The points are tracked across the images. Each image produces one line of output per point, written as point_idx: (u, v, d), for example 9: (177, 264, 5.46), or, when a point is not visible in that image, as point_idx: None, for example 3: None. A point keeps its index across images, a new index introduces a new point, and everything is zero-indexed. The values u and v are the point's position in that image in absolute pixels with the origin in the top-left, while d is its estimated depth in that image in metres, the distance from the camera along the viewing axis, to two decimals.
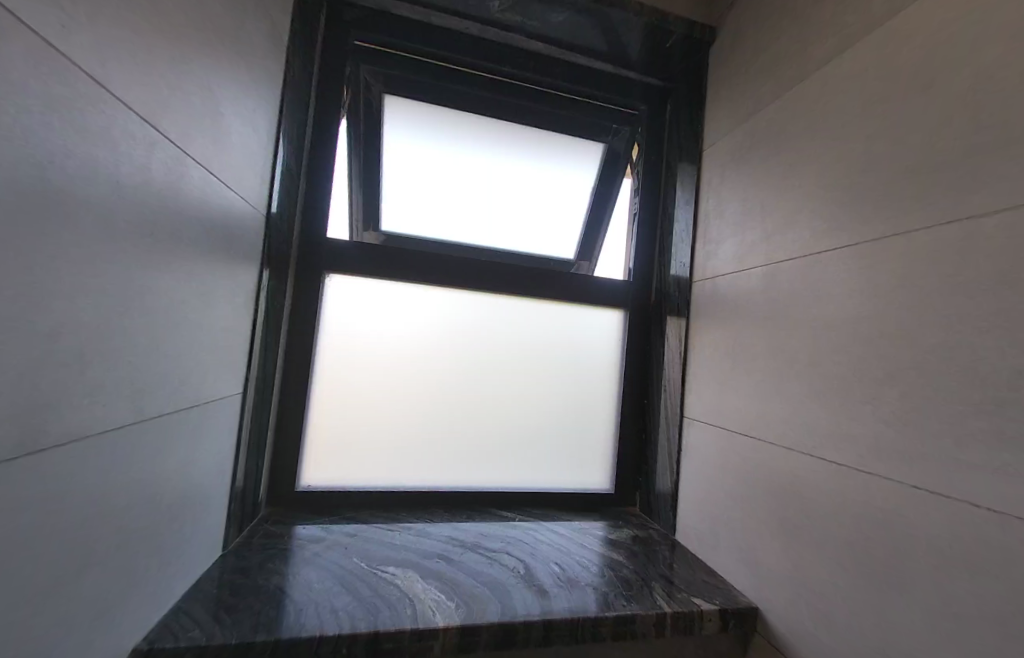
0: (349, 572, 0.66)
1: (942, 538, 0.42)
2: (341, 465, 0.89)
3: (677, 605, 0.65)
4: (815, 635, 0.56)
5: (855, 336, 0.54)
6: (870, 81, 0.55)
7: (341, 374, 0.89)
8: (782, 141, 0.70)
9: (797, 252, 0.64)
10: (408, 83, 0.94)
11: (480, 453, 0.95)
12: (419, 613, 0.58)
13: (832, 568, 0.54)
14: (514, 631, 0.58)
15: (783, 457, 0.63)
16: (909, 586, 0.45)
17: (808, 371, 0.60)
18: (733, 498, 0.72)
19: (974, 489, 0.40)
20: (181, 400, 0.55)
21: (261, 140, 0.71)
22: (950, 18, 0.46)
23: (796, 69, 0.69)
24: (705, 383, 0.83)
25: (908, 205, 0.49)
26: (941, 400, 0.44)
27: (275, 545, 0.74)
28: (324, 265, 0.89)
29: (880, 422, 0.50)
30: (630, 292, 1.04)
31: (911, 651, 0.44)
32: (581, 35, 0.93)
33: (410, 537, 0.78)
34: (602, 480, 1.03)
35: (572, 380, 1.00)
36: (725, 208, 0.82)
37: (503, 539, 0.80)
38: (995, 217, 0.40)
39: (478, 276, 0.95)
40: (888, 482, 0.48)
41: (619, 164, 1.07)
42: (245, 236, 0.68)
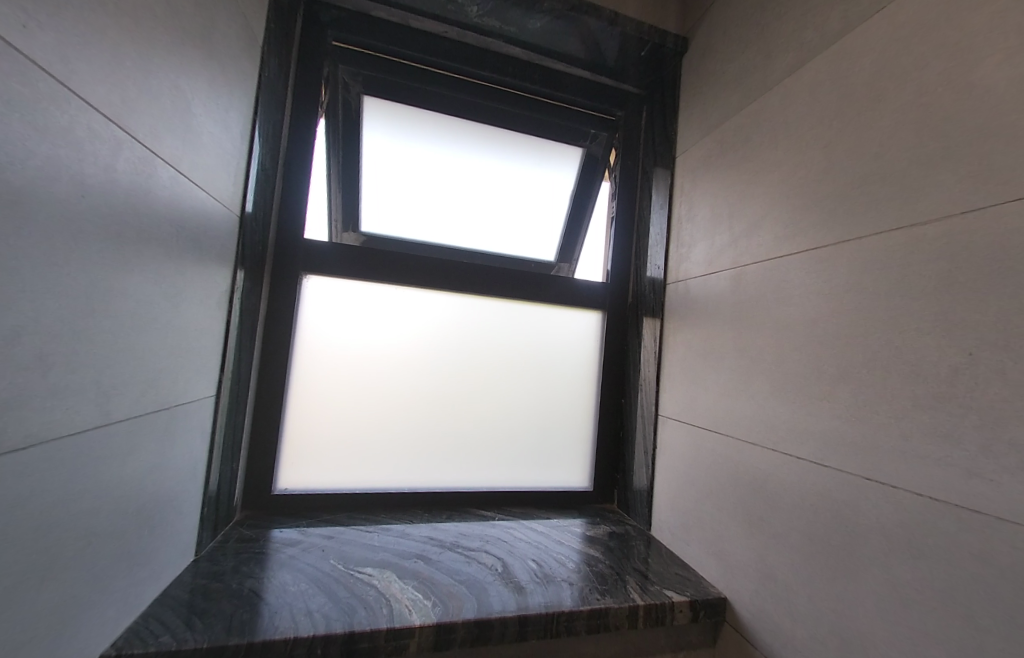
0: (326, 574, 0.66)
1: (890, 525, 0.45)
2: (319, 468, 0.89)
3: (649, 597, 0.67)
4: (777, 621, 0.58)
5: (813, 335, 0.57)
6: (826, 94, 0.58)
7: (319, 375, 0.88)
8: (748, 149, 0.73)
9: (762, 255, 0.67)
10: (387, 85, 0.94)
11: (460, 453, 0.96)
12: (395, 612, 0.58)
13: (793, 557, 0.57)
14: (490, 627, 0.59)
15: (749, 452, 0.66)
16: (861, 571, 0.48)
17: (771, 370, 0.63)
18: (704, 492, 0.75)
19: (916, 478, 0.43)
20: (150, 403, 0.54)
21: (234, 140, 0.70)
22: (895, 39, 0.50)
23: (760, 80, 0.72)
24: (678, 382, 0.85)
25: (859, 213, 0.52)
26: (888, 396, 0.47)
27: (250, 549, 0.73)
28: (301, 266, 0.88)
29: (835, 418, 0.53)
30: (608, 293, 1.06)
31: (862, 632, 0.47)
32: (558, 41, 0.95)
33: (389, 538, 0.78)
34: (581, 478, 1.05)
35: (551, 380, 1.02)
36: (696, 212, 0.85)
37: (481, 538, 0.81)
38: (934, 226, 0.44)
39: (458, 277, 0.96)
40: (842, 473, 0.51)
41: (597, 169, 1.09)
42: (217, 236, 0.67)
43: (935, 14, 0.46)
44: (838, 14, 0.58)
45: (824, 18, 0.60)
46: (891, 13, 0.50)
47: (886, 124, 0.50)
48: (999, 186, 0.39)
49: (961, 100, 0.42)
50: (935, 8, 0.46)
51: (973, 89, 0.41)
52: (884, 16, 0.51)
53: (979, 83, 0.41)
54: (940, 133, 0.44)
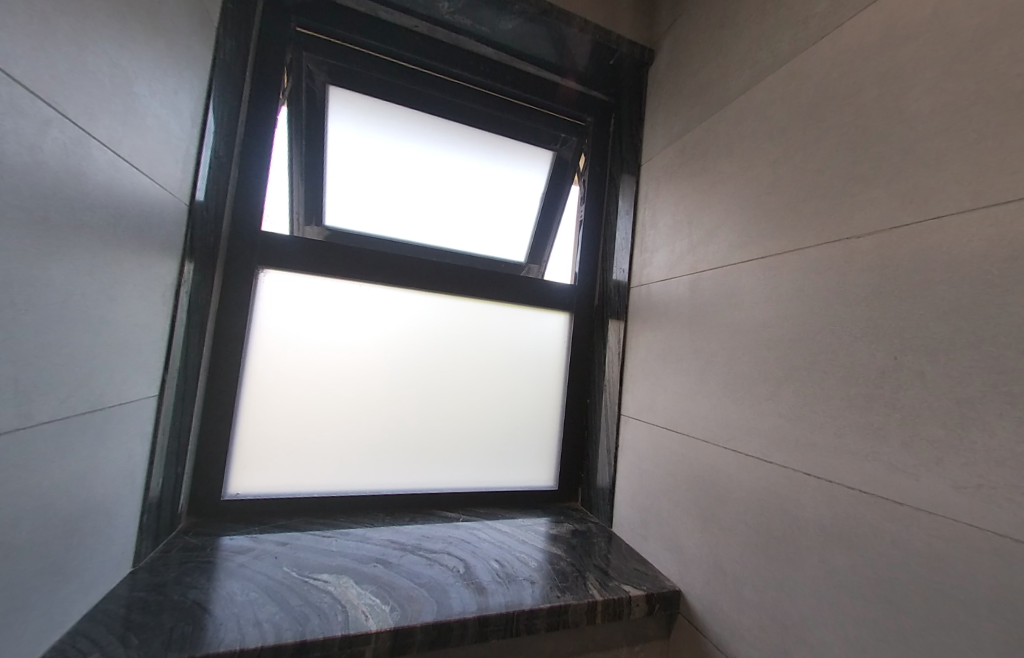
0: (278, 582, 0.63)
1: (825, 517, 0.49)
2: (274, 472, 0.85)
3: (608, 592, 0.68)
4: (725, 611, 0.61)
5: (762, 339, 0.60)
6: (776, 112, 0.62)
7: (276, 375, 0.85)
8: (706, 160, 0.76)
9: (717, 262, 0.70)
10: (354, 76, 0.92)
11: (425, 454, 0.95)
12: (351, 619, 0.56)
13: (741, 549, 0.59)
14: (449, 629, 0.58)
15: (703, 450, 0.69)
16: (801, 561, 0.51)
17: (723, 372, 0.66)
18: (662, 489, 0.77)
19: (849, 473, 0.47)
20: (80, 403, 0.49)
21: (183, 124, 0.66)
22: (838, 65, 0.53)
23: (718, 95, 0.75)
24: (640, 383, 0.88)
25: (802, 225, 0.56)
26: (825, 396, 0.50)
27: (196, 558, 0.69)
28: (257, 260, 0.84)
29: (779, 416, 0.56)
30: (575, 295, 1.08)
31: (801, 618, 0.50)
32: (530, 44, 0.95)
33: (348, 542, 0.76)
34: (546, 477, 1.06)
35: (518, 380, 1.02)
36: (659, 219, 0.88)
37: (444, 540, 0.80)
38: (867, 239, 0.47)
39: (425, 275, 0.94)
40: (785, 469, 0.54)
41: (566, 173, 1.11)
42: (163, 226, 0.63)
43: (872, 44, 0.49)
44: (788, 37, 0.62)
45: (776, 41, 0.64)
46: (834, 41, 0.54)
47: (828, 143, 0.53)
48: (922, 204, 0.42)
49: (892, 124, 0.46)
50: (871, 39, 0.50)
51: (901, 115, 0.45)
52: (829, 41, 0.55)
53: (907, 110, 0.45)
54: (874, 153, 0.48)
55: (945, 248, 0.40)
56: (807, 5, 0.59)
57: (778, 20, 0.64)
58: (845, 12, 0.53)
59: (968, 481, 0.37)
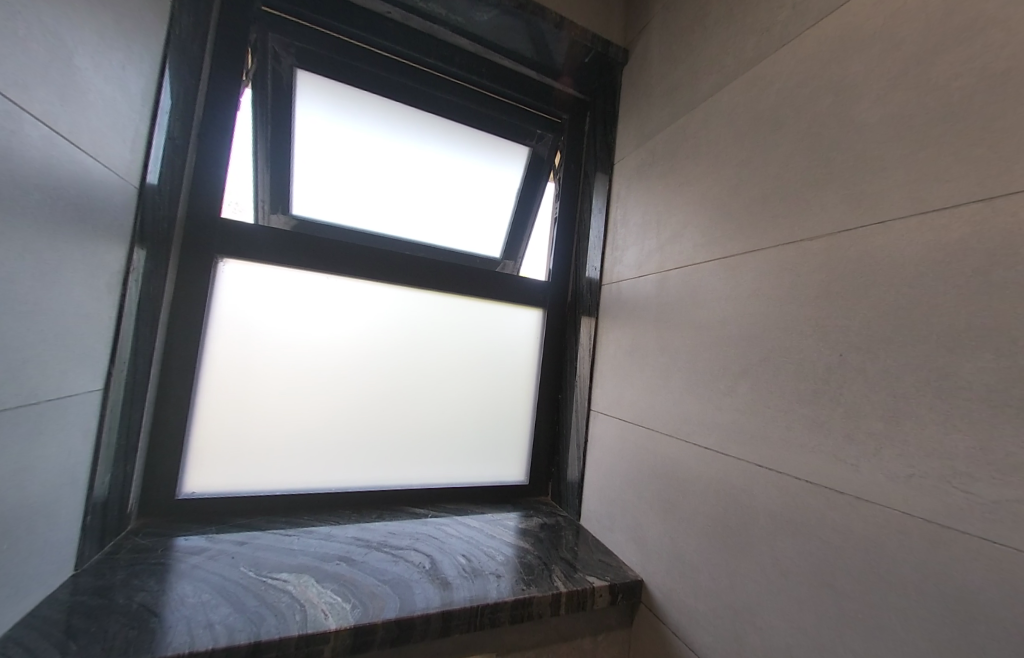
0: (234, 583, 0.61)
1: (775, 506, 0.51)
2: (233, 470, 0.82)
3: (572, 584, 0.69)
4: (683, 598, 0.63)
5: (721, 336, 0.62)
6: (739, 117, 0.64)
7: (235, 369, 0.81)
8: (674, 161, 0.78)
9: (683, 261, 0.72)
10: (323, 61, 0.89)
11: (394, 450, 0.93)
12: (309, 618, 0.55)
13: (699, 539, 0.62)
14: (412, 626, 0.57)
15: (666, 444, 0.70)
16: (753, 549, 0.53)
17: (686, 368, 0.68)
18: (627, 483, 0.79)
19: (797, 464, 0.49)
20: (11, 397, 0.46)
21: (132, 101, 0.62)
22: (798, 72, 0.55)
23: (687, 98, 0.77)
24: (609, 378, 0.89)
25: (761, 227, 0.58)
26: (777, 391, 0.52)
27: (146, 560, 0.65)
28: (216, 248, 0.80)
29: (736, 411, 0.58)
30: (548, 292, 1.08)
31: (751, 602, 0.52)
32: (506, 37, 0.95)
33: (311, 541, 0.74)
34: (517, 473, 1.06)
35: (491, 376, 1.02)
36: (629, 218, 0.90)
37: (411, 536, 0.79)
38: (818, 242, 0.49)
39: (397, 269, 0.93)
40: (740, 461, 0.56)
41: (542, 169, 1.11)
42: (108, 209, 0.59)
43: (828, 53, 0.51)
44: (753, 44, 0.63)
45: (741, 47, 0.66)
46: (795, 49, 0.56)
47: (786, 148, 0.55)
48: (868, 209, 0.45)
49: (843, 132, 0.48)
50: (827, 49, 0.52)
51: (852, 124, 0.47)
52: (789, 50, 0.57)
53: (858, 118, 0.47)
54: (826, 159, 0.50)
55: (886, 251, 0.43)
56: (770, 13, 0.61)
57: (744, 27, 0.66)
58: (805, 21, 0.55)
59: (901, 471, 0.39)
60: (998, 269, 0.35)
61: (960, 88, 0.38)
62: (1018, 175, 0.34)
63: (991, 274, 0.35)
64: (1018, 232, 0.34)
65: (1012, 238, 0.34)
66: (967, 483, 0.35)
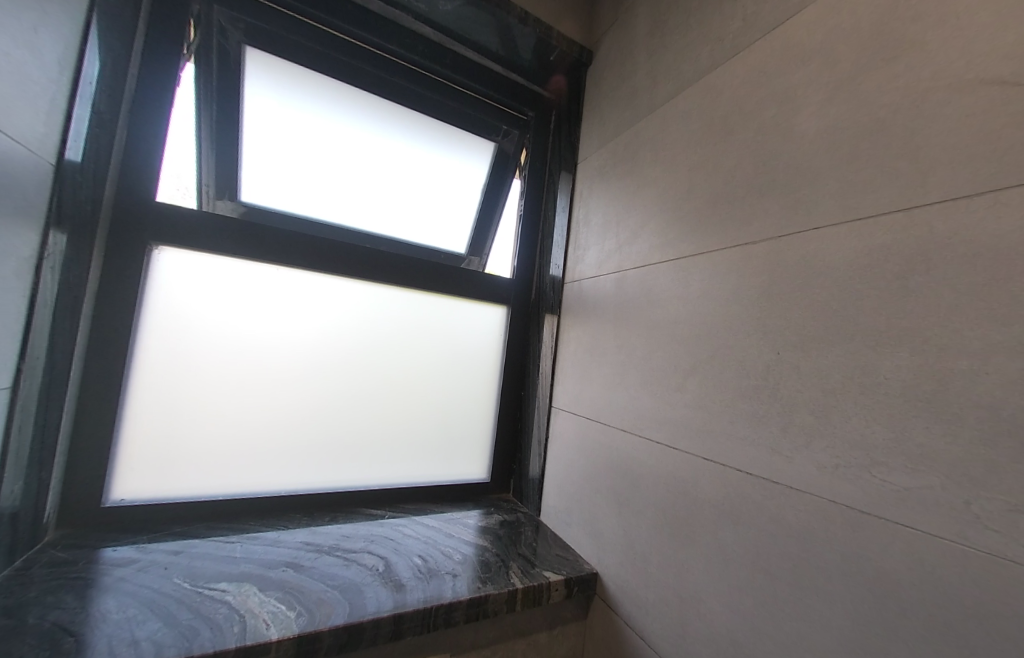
0: (165, 595, 0.57)
1: (719, 497, 0.53)
2: (169, 474, 0.76)
3: (529, 580, 0.70)
4: (634, 589, 0.65)
5: (673, 334, 0.64)
6: (693, 123, 0.66)
7: (171, 366, 0.76)
8: (633, 163, 0.79)
9: (640, 261, 0.73)
10: (276, 39, 0.84)
11: (350, 450, 0.90)
12: (249, 629, 0.52)
13: (649, 531, 0.63)
14: (361, 631, 0.56)
15: (621, 438, 0.72)
16: (698, 539, 0.55)
17: (640, 365, 0.70)
18: (585, 478, 0.80)
19: (739, 457, 0.51)
20: None
21: (46, 67, 0.56)
22: (747, 82, 0.58)
23: (646, 101, 0.78)
24: (569, 375, 0.91)
25: (711, 229, 0.60)
26: (722, 387, 0.55)
27: (64, 573, 0.60)
28: (150, 234, 0.74)
29: (685, 406, 0.60)
30: (512, 289, 1.08)
31: (695, 589, 0.55)
32: (471, 29, 0.93)
33: (255, 548, 0.70)
34: (479, 470, 1.06)
35: (453, 374, 1.01)
36: (591, 218, 0.91)
37: (365, 539, 0.77)
38: (761, 245, 0.52)
39: (355, 262, 0.89)
40: (687, 454, 0.58)
41: (508, 166, 1.10)
42: (17, 188, 0.53)
43: (774, 65, 0.54)
44: (707, 52, 0.65)
45: (696, 55, 0.68)
46: (745, 60, 0.58)
47: (734, 154, 0.58)
48: (804, 216, 0.47)
49: (786, 140, 0.51)
50: (773, 62, 0.54)
51: (792, 134, 0.50)
52: (739, 60, 0.59)
53: (798, 128, 0.50)
54: (770, 167, 0.52)
55: (819, 256, 0.45)
56: (723, 23, 0.63)
57: (699, 34, 0.68)
58: (754, 33, 0.58)
59: (829, 461, 0.42)
60: (914, 274, 0.38)
61: (887, 105, 0.41)
62: (934, 188, 0.37)
63: (909, 279, 0.38)
64: (932, 240, 0.37)
65: (927, 246, 0.37)
66: (885, 472, 0.38)
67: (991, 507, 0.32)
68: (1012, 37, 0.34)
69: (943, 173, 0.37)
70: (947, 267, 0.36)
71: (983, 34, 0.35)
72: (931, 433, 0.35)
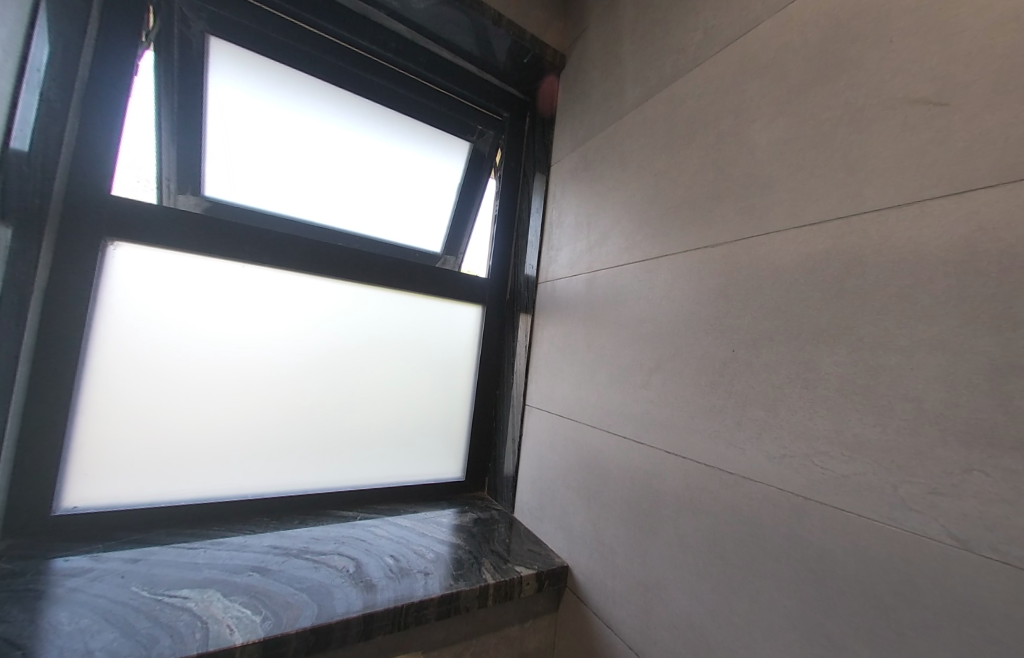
0: (121, 604, 0.55)
1: (680, 488, 0.55)
2: (127, 479, 0.73)
3: (500, 575, 0.71)
4: (602, 580, 0.67)
5: (639, 333, 0.66)
6: (659, 130, 0.68)
7: (129, 367, 0.72)
8: (603, 166, 0.81)
9: (609, 262, 0.76)
10: (243, 31, 0.81)
11: (321, 450, 0.89)
12: (211, 635, 0.51)
13: (616, 523, 0.66)
14: (330, 632, 0.55)
15: (590, 434, 0.74)
16: (661, 529, 0.57)
17: (608, 363, 0.72)
18: (557, 474, 0.82)
19: (698, 450, 0.54)
20: None
21: None
22: (708, 91, 0.60)
23: (615, 107, 0.80)
24: (542, 374, 0.92)
25: (673, 232, 0.62)
26: (682, 383, 0.57)
27: (10, 586, 0.57)
28: (104, 229, 0.71)
29: (649, 402, 0.62)
30: (487, 288, 1.08)
31: (658, 577, 0.57)
32: (445, 29, 0.93)
33: (220, 553, 0.68)
34: (453, 469, 1.06)
35: (427, 373, 1.01)
36: (563, 219, 0.93)
37: (336, 541, 0.76)
38: (719, 248, 0.55)
39: (326, 260, 0.88)
40: (652, 449, 0.61)
41: (482, 166, 1.11)
42: None
43: (731, 77, 0.57)
44: (671, 62, 0.68)
45: (661, 64, 0.70)
46: (705, 70, 0.61)
47: (695, 161, 0.60)
48: (757, 222, 0.50)
49: (741, 149, 0.54)
50: (731, 74, 0.57)
51: (747, 143, 0.53)
52: (700, 70, 0.62)
53: (752, 138, 0.52)
54: (727, 174, 0.55)
55: (769, 259, 0.48)
56: (685, 34, 0.66)
57: (664, 44, 0.70)
58: (713, 46, 0.60)
59: (777, 452, 0.45)
60: (850, 277, 0.41)
61: (829, 120, 0.44)
62: (868, 198, 0.40)
63: (847, 281, 0.41)
64: (866, 246, 0.40)
65: (861, 251, 0.40)
66: (825, 460, 0.41)
67: (915, 490, 0.35)
68: (934, 62, 0.37)
69: (876, 185, 0.40)
70: (879, 270, 0.39)
71: (911, 58, 0.39)
72: (864, 423, 0.38)
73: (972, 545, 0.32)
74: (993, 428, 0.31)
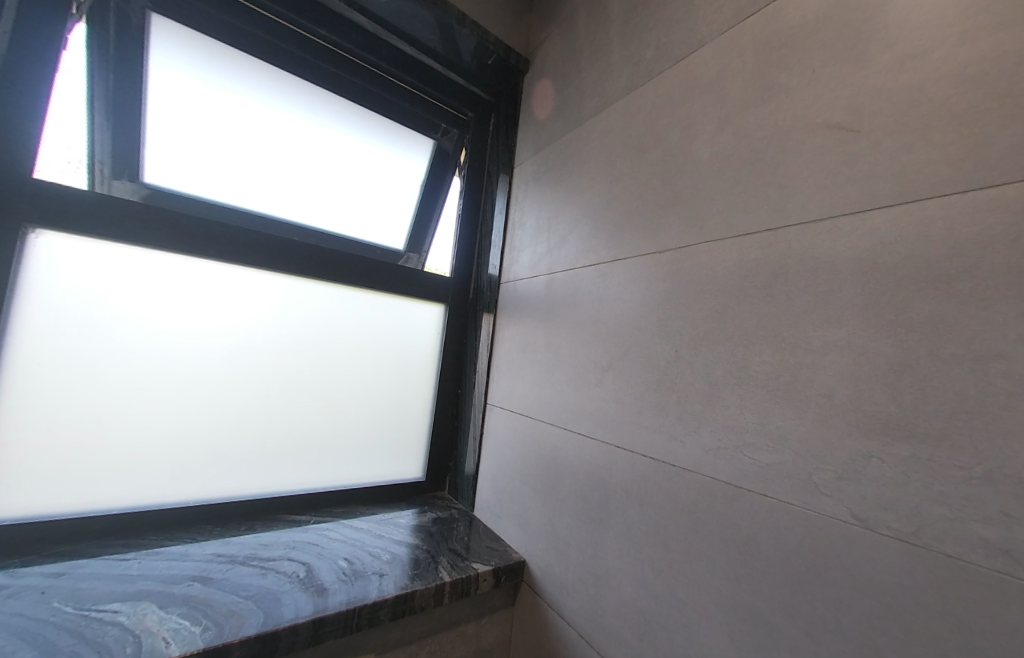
0: (39, 622, 0.50)
1: (629, 481, 0.58)
2: (49, 489, 0.67)
3: (457, 573, 0.71)
4: (557, 572, 0.69)
5: (593, 332, 0.69)
6: (614, 139, 0.71)
7: (53, 367, 0.67)
8: (563, 171, 0.83)
9: (567, 264, 0.78)
10: (189, 10, 0.77)
11: (273, 453, 0.86)
12: (144, 650, 0.48)
13: (570, 517, 0.68)
14: (276, 639, 0.54)
15: (547, 431, 0.76)
16: (611, 521, 0.60)
17: (565, 362, 0.74)
18: (516, 471, 0.84)
19: (645, 444, 0.57)
20: None
21: None
22: (659, 104, 0.63)
23: (575, 113, 0.83)
24: (504, 373, 0.93)
25: (626, 237, 0.65)
26: (632, 381, 0.60)
27: None
28: (26, 216, 0.65)
29: (602, 400, 0.65)
30: (450, 288, 1.08)
31: (608, 566, 0.60)
32: (408, 24, 0.92)
33: (157, 563, 0.64)
34: (414, 469, 1.05)
35: (387, 372, 1.00)
36: (525, 221, 0.94)
37: (286, 546, 0.74)
38: (667, 254, 0.58)
39: (279, 256, 0.85)
40: (604, 444, 0.63)
41: (447, 164, 1.10)
42: None
43: (679, 93, 0.60)
44: (626, 74, 0.71)
45: (617, 76, 0.73)
46: (656, 84, 0.65)
47: (646, 169, 0.64)
48: (698, 230, 0.54)
49: (686, 162, 0.57)
50: (678, 90, 0.61)
51: (691, 156, 0.57)
52: (651, 84, 0.65)
53: (695, 152, 0.56)
54: (674, 184, 0.59)
55: (709, 266, 0.52)
56: (639, 49, 0.69)
57: (620, 57, 0.73)
58: (663, 62, 0.64)
59: (713, 445, 0.48)
60: (777, 284, 0.45)
61: (761, 139, 0.48)
62: (792, 212, 0.44)
63: (773, 288, 0.45)
64: (790, 256, 0.44)
65: (786, 260, 0.44)
66: (754, 451, 0.44)
67: (826, 475, 0.39)
68: (846, 93, 0.42)
69: (799, 200, 0.44)
70: (800, 279, 0.43)
71: (829, 88, 0.43)
72: (786, 417, 0.42)
73: (871, 524, 0.36)
74: (887, 419, 0.36)
